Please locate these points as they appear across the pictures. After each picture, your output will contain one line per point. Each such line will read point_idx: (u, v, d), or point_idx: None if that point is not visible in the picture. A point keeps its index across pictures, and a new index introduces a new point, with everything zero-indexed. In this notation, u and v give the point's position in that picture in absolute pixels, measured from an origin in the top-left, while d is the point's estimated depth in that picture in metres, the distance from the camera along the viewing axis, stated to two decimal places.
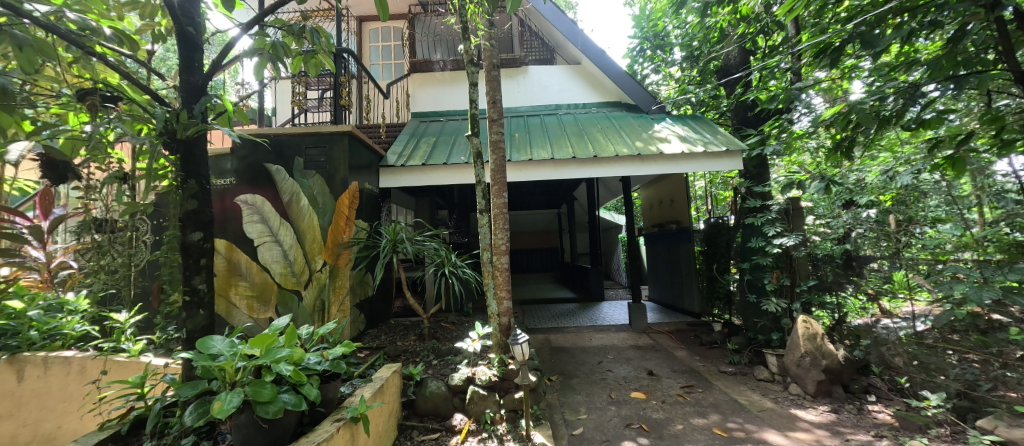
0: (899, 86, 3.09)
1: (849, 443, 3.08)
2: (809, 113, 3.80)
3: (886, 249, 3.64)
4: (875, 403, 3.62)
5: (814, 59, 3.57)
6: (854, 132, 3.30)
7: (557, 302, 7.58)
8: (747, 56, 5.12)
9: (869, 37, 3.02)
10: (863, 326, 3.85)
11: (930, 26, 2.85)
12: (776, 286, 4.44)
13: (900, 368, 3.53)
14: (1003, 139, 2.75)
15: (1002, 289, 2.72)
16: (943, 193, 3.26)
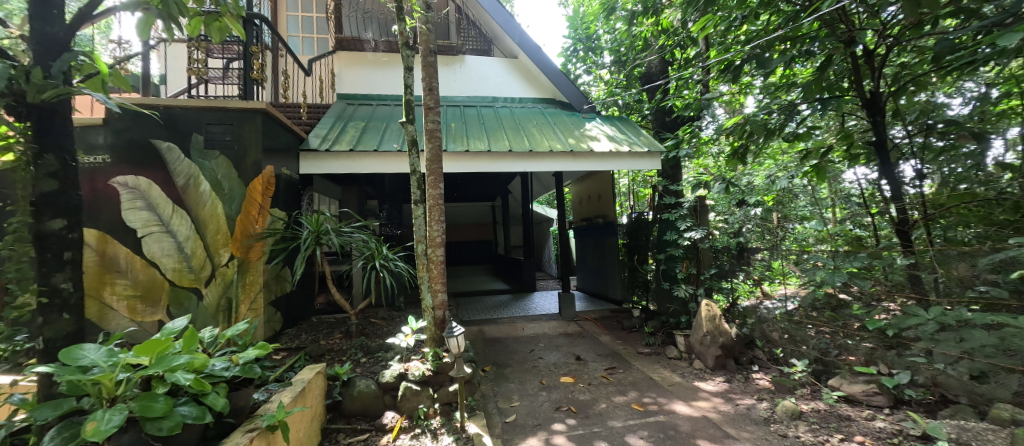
0: (782, 104, 3.64)
1: (738, 406, 3.60)
2: (715, 122, 4.41)
3: (768, 241, 4.24)
4: (758, 371, 4.28)
5: (719, 74, 4.04)
6: (747, 141, 3.82)
7: (491, 293, 7.66)
8: (666, 66, 5.52)
9: (762, 59, 3.50)
10: (750, 308, 4.47)
11: (805, 55, 3.42)
12: (685, 274, 4.98)
13: (777, 341, 4.19)
14: (852, 154, 3.69)
15: (849, 274, 3.40)
16: (810, 194, 4.05)
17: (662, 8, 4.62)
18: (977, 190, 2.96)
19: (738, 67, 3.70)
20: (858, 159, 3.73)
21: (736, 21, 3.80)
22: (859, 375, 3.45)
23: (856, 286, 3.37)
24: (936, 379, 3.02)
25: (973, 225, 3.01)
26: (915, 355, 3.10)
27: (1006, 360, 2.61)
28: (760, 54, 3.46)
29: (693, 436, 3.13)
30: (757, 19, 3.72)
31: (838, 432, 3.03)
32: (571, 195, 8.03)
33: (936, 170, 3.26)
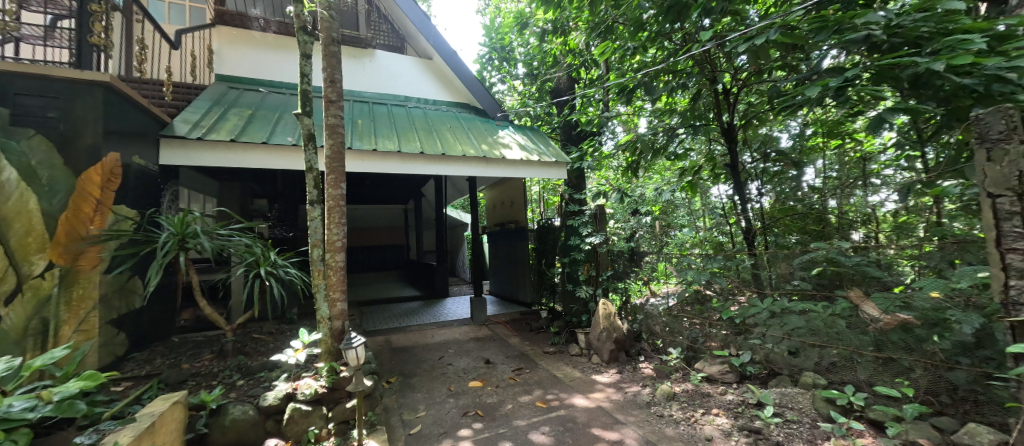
0: (666, 126, 4.17)
1: (627, 393, 3.95)
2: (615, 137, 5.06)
3: (655, 245, 4.68)
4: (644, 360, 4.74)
5: (617, 96, 4.45)
6: (638, 157, 4.29)
7: (400, 301, 7.26)
8: (573, 84, 5.90)
9: (649, 86, 3.99)
10: (638, 307, 4.93)
11: (682, 88, 3.96)
12: (586, 276, 5.33)
13: (658, 333, 4.68)
14: (717, 173, 4.40)
15: (710, 273, 3.88)
16: (688, 206, 4.61)
17: (570, 30, 4.99)
18: (795, 206, 3.70)
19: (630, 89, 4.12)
20: (719, 177, 4.45)
21: (629, 51, 4.21)
22: (716, 357, 4.01)
23: (715, 282, 3.90)
24: (767, 356, 3.60)
25: (792, 232, 3.79)
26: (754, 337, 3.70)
27: (810, 337, 3.23)
28: (647, 81, 3.96)
29: (589, 425, 3.31)
30: (646, 51, 4.19)
31: (699, 407, 3.43)
32: (485, 200, 8.08)
33: (773, 189, 3.98)
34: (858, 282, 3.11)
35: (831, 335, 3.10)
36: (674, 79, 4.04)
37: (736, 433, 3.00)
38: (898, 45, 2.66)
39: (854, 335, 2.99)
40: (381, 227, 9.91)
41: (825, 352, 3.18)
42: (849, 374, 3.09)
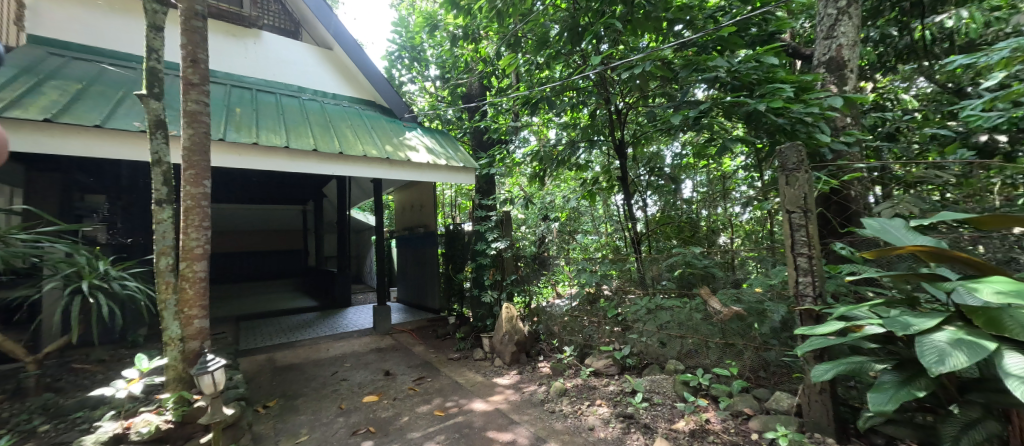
0: (570, 140, 4.44)
1: (525, 392, 4.03)
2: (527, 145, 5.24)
3: (562, 248, 4.85)
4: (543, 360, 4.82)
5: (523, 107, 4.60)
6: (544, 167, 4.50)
7: (291, 313, 6.55)
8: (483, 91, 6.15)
9: (552, 101, 4.25)
10: (541, 308, 4.93)
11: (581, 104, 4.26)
12: (491, 281, 5.31)
13: (557, 333, 4.72)
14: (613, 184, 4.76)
15: (601, 275, 4.03)
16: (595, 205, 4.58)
17: (480, 38, 5.10)
18: (673, 215, 4.18)
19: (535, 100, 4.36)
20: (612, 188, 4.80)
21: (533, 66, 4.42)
22: (603, 351, 4.16)
23: (604, 284, 4.03)
24: (642, 348, 3.84)
25: (671, 238, 4.16)
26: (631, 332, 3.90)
27: (673, 329, 3.38)
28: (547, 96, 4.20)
29: (484, 429, 3.30)
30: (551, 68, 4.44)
31: (585, 399, 3.61)
32: (394, 203, 7.74)
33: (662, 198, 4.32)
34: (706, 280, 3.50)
35: (690, 327, 3.28)
36: (576, 96, 4.33)
37: (613, 420, 3.18)
38: (737, 88, 3.19)
39: (713, 326, 3.14)
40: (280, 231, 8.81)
41: (683, 341, 3.36)
42: (704, 358, 3.28)
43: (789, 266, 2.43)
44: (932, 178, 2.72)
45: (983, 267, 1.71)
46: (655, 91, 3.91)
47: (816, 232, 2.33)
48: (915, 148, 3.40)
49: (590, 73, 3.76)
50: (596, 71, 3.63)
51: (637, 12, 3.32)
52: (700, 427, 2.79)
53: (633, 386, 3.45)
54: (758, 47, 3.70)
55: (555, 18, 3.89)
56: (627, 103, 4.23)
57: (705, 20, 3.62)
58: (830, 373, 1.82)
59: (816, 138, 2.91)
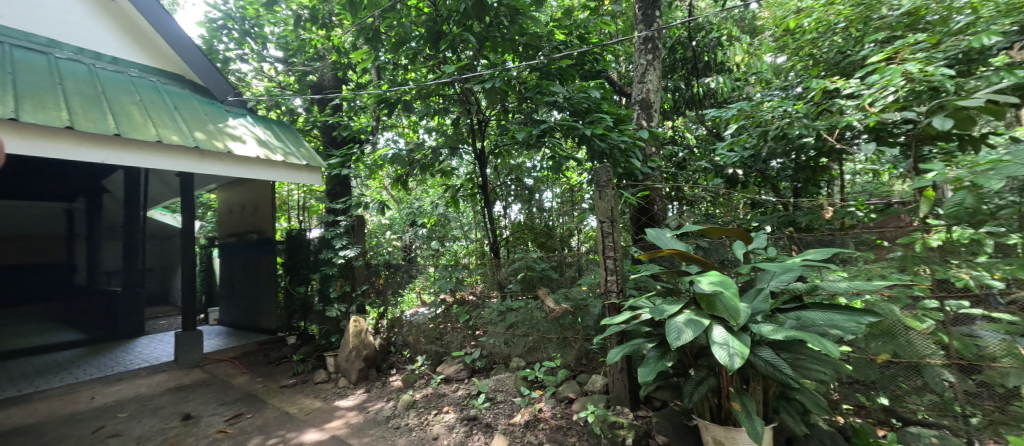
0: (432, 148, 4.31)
1: (370, 412, 3.58)
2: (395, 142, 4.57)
3: (431, 257, 4.36)
4: (394, 374, 4.26)
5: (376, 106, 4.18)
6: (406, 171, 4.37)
7: (27, 354, 4.95)
8: (339, 85, 5.68)
9: (408, 104, 4.08)
10: (396, 318, 4.50)
11: (441, 110, 4.11)
12: (339, 293, 4.65)
13: (419, 346, 4.24)
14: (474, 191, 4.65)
15: (455, 282, 3.86)
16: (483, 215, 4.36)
17: (332, 27, 4.75)
18: (527, 220, 4.11)
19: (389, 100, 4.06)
20: (476, 201, 4.65)
21: (394, 67, 4.25)
22: (455, 357, 3.99)
23: (460, 291, 3.85)
24: (491, 350, 3.73)
25: (528, 243, 4.06)
26: (484, 336, 3.78)
27: (519, 329, 3.44)
28: (405, 100, 4.07)
29: None
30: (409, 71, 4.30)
31: (433, 408, 3.42)
32: (218, 202, 6.28)
33: (527, 204, 4.19)
34: (544, 282, 3.46)
35: (532, 326, 3.37)
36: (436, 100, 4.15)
37: (457, 425, 3.11)
38: (570, 112, 3.51)
39: (549, 324, 3.27)
40: (36, 237, 5.26)
41: (525, 340, 3.43)
42: (544, 353, 3.38)
43: (601, 267, 2.85)
44: (699, 198, 3.42)
45: (707, 265, 2.32)
46: (513, 108, 3.98)
47: (621, 239, 2.81)
48: (695, 176, 4.08)
49: (446, 82, 3.69)
50: (449, 81, 3.62)
51: (495, 30, 3.52)
52: (534, 418, 2.99)
53: (479, 388, 3.44)
54: (589, 81, 4.11)
55: (413, 22, 3.73)
56: (490, 113, 4.28)
57: (550, 48, 3.82)
58: (619, 353, 2.28)
59: (629, 162, 3.39)
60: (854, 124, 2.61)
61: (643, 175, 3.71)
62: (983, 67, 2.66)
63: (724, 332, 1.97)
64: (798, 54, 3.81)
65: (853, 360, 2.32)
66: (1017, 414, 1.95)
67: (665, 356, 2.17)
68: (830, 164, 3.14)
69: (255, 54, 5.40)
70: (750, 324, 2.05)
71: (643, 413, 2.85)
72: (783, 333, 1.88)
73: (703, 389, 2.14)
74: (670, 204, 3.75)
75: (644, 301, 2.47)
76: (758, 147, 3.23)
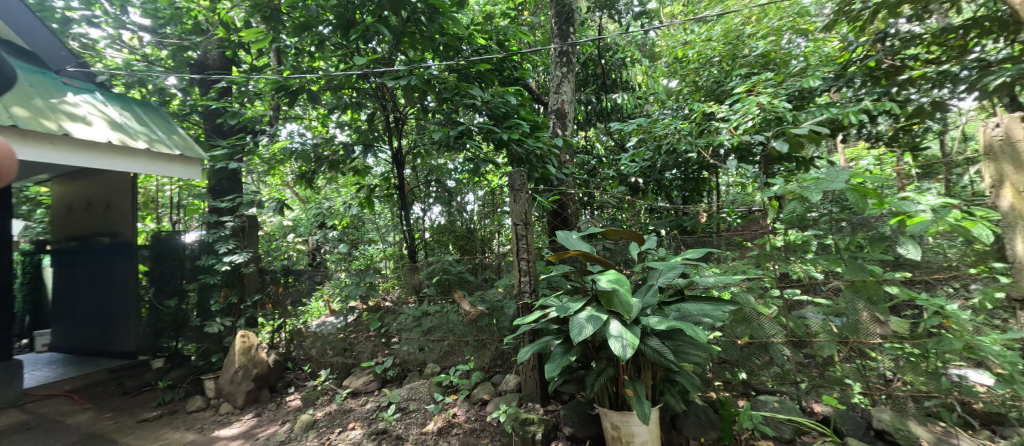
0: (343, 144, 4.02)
1: (260, 439, 3.15)
2: (301, 135, 4.15)
3: (342, 260, 4.04)
4: (292, 393, 3.82)
5: (275, 94, 3.76)
6: (316, 167, 4.10)
7: None
8: (228, 65, 4.97)
9: (314, 94, 3.76)
10: (295, 329, 4.03)
11: (353, 104, 3.87)
12: (222, 306, 4.03)
13: (321, 360, 3.87)
14: (390, 192, 4.44)
15: (367, 287, 3.61)
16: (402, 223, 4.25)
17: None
18: (445, 223, 4.07)
19: (290, 86, 3.64)
20: (394, 201, 4.46)
21: (299, 52, 3.81)
22: (365, 368, 3.72)
23: (372, 297, 3.63)
24: (405, 357, 3.58)
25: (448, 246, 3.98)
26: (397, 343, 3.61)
27: (435, 334, 3.35)
28: (309, 89, 3.67)
29: None
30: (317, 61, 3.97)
31: (337, 426, 3.13)
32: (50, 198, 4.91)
33: (447, 209, 4.16)
34: (462, 285, 3.47)
35: (448, 330, 3.33)
36: (346, 94, 3.90)
37: (365, 441, 2.90)
38: (489, 116, 3.60)
39: (466, 327, 3.23)
40: None
41: (441, 344, 3.35)
42: (460, 357, 3.31)
43: (516, 269, 2.92)
44: (607, 204, 3.73)
45: (608, 264, 2.55)
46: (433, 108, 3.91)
47: (535, 241, 2.92)
48: (603, 183, 4.43)
49: (358, 74, 3.51)
50: (361, 73, 3.41)
51: (413, 27, 3.45)
52: (447, 424, 2.90)
53: (389, 399, 3.23)
54: (508, 88, 4.22)
55: (324, 7, 3.46)
56: (408, 112, 4.15)
57: (471, 51, 3.85)
58: (528, 352, 2.41)
59: (545, 168, 3.58)
60: (726, 143, 3.14)
61: (558, 181, 3.95)
62: (808, 105, 3.47)
63: (619, 326, 2.21)
64: (686, 80, 4.45)
65: (721, 343, 2.72)
66: (830, 376, 2.53)
67: (569, 351, 2.35)
68: (708, 176, 3.77)
69: (110, 19, 4.35)
70: (640, 317, 2.30)
71: (553, 407, 2.92)
72: (666, 323, 2.17)
73: (602, 379, 2.33)
74: (583, 209, 4.05)
75: (553, 300, 2.62)
76: (655, 159, 3.69)
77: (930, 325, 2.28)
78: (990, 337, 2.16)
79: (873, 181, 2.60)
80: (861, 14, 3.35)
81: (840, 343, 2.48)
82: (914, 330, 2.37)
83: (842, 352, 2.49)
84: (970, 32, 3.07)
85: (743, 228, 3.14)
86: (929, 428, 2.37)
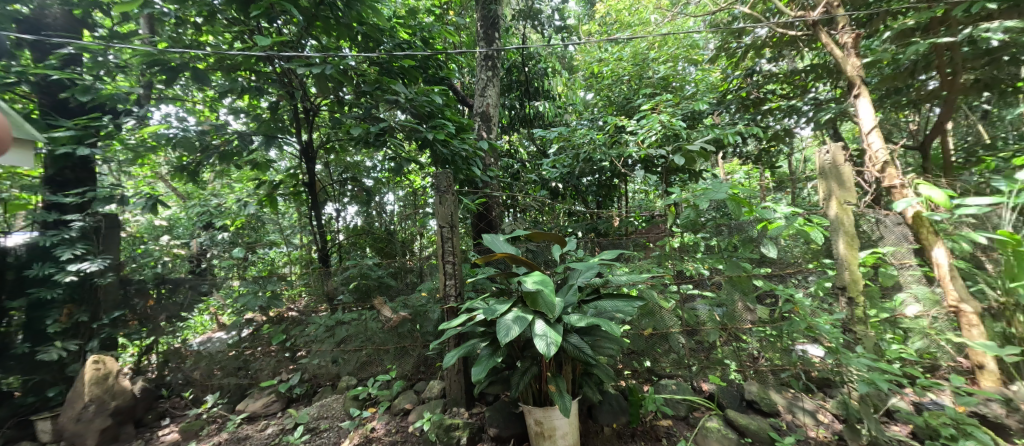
0: (238, 132, 3.57)
1: None
2: (182, 120, 3.54)
3: (234, 266, 3.41)
4: (166, 426, 3.18)
5: (148, 68, 3.17)
6: (202, 157, 3.56)
7: None
8: (79, 29, 3.78)
9: (201, 74, 3.25)
10: (173, 348, 3.38)
11: (255, 89, 3.45)
12: (62, 328, 3.12)
13: (207, 383, 3.34)
14: (296, 190, 4.04)
15: (268, 297, 3.22)
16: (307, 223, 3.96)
17: None
18: (362, 225, 3.84)
19: (169, 62, 3.15)
20: (302, 200, 4.10)
21: (182, 22, 3.26)
22: (265, 387, 3.32)
23: (275, 308, 3.25)
24: (315, 372, 3.29)
25: (366, 248, 3.80)
26: (305, 357, 3.29)
27: (352, 343, 3.17)
28: (194, 67, 3.20)
29: None
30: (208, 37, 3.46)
31: None
32: None
33: (364, 210, 3.92)
34: (381, 290, 3.31)
35: (366, 339, 3.15)
36: (243, 77, 3.46)
37: None
38: (413, 114, 3.49)
39: (387, 334, 3.12)
40: None
41: (359, 354, 3.17)
42: (380, 366, 3.18)
43: (441, 272, 2.89)
44: (529, 207, 3.89)
45: (533, 266, 2.64)
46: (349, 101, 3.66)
47: (460, 244, 2.90)
48: (526, 186, 4.57)
49: (260, 55, 3.15)
50: (263, 55, 3.09)
51: (327, 11, 3.19)
52: (365, 439, 2.73)
53: (295, 420, 2.92)
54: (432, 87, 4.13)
55: None
56: (319, 102, 3.83)
57: (392, 45, 3.69)
58: (454, 356, 2.40)
59: (470, 170, 3.59)
60: (634, 154, 3.50)
61: (482, 183, 3.99)
62: (698, 124, 4.02)
63: (544, 325, 2.31)
64: (600, 94, 4.84)
65: (631, 335, 3.00)
66: (714, 358, 2.97)
67: (496, 353, 2.39)
68: (619, 183, 4.11)
69: None
70: (562, 315, 2.44)
71: (478, 410, 2.93)
72: (585, 320, 2.34)
73: (527, 378, 2.41)
74: (506, 211, 4.18)
75: (480, 303, 2.63)
76: (573, 166, 3.95)
77: (784, 310, 2.81)
78: (823, 318, 2.74)
79: (745, 192, 3.12)
80: (736, 53, 4.06)
81: (721, 329, 2.91)
82: (773, 315, 2.89)
83: (722, 336, 2.94)
84: (809, 76, 3.88)
85: (647, 231, 3.52)
86: (783, 394, 2.93)
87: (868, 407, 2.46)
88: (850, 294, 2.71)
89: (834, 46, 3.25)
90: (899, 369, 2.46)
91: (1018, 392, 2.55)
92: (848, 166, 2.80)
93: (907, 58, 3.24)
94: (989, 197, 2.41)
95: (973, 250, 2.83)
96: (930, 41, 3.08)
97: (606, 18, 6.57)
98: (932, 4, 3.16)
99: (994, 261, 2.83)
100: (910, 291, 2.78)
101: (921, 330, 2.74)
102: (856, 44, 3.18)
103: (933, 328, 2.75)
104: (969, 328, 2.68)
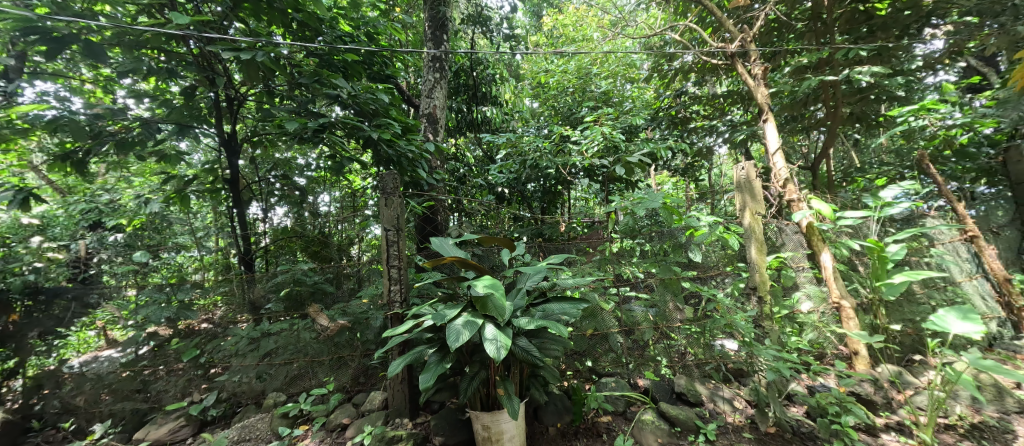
0: (141, 120, 3.11)
1: None
2: (64, 101, 2.99)
3: (127, 275, 2.89)
4: None
5: (19, 35, 2.58)
6: (89, 146, 3.03)
7: None
8: None
9: (95, 50, 2.79)
10: (46, 371, 2.72)
11: (166, 72, 3.03)
12: None
13: (94, 411, 2.82)
14: (214, 187, 3.61)
15: (177, 307, 2.82)
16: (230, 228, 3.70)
17: None
18: (293, 227, 3.56)
19: (52, 31, 2.63)
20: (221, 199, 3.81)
21: None
22: (170, 412, 2.93)
23: (185, 320, 2.86)
24: (233, 390, 2.99)
25: (297, 252, 3.51)
26: (222, 374, 2.96)
27: (279, 356, 2.92)
28: (87, 40, 2.74)
29: None
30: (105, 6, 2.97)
31: None
32: None
33: (296, 212, 3.68)
34: (315, 297, 3.09)
35: (299, 350, 2.93)
36: (151, 58, 3.05)
37: None
38: (355, 112, 3.32)
39: (322, 345, 2.93)
40: None
41: (288, 368, 2.94)
42: (313, 380, 2.97)
43: (384, 277, 2.76)
44: (476, 212, 3.88)
45: (482, 270, 2.62)
46: (283, 92, 3.37)
47: (406, 248, 2.80)
48: (472, 191, 4.55)
49: (178, 31, 2.78)
50: (180, 33, 2.73)
51: None
52: None
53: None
54: (377, 84, 3.95)
55: None
56: (246, 91, 3.49)
57: (333, 37, 3.48)
58: (400, 365, 2.29)
59: (415, 172, 3.50)
60: (578, 163, 3.66)
61: (428, 186, 3.90)
62: (635, 138, 4.31)
63: (494, 329, 2.29)
64: (546, 104, 5.00)
65: (573, 336, 3.12)
66: (648, 355, 3.19)
67: (444, 359, 2.33)
68: (563, 190, 4.26)
69: None
70: (511, 319, 2.45)
71: (422, 419, 2.84)
72: (534, 323, 2.37)
73: (476, 383, 2.38)
74: (451, 214, 4.14)
75: (428, 309, 2.54)
76: (519, 172, 4.05)
77: (707, 309, 3.11)
78: (738, 315, 3.07)
79: (675, 202, 3.42)
80: (668, 75, 4.47)
81: (654, 328, 3.13)
82: (696, 314, 3.18)
83: (655, 335, 3.16)
84: (727, 101, 4.38)
85: (588, 236, 3.70)
86: (706, 385, 3.18)
87: (773, 392, 2.80)
88: (760, 293, 3.08)
89: (748, 75, 3.67)
90: (796, 358, 2.85)
91: (882, 373, 3.06)
92: (758, 181, 3.16)
93: (802, 91, 3.79)
94: (862, 211, 2.88)
95: (850, 254, 3.36)
96: (819, 78, 3.63)
97: (550, 31, 6.83)
98: (820, 47, 3.74)
99: (864, 264, 3.38)
100: (804, 291, 3.24)
101: (813, 323, 3.21)
102: (764, 76, 3.63)
103: (821, 321, 3.21)
104: (847, 321, 3.11)
